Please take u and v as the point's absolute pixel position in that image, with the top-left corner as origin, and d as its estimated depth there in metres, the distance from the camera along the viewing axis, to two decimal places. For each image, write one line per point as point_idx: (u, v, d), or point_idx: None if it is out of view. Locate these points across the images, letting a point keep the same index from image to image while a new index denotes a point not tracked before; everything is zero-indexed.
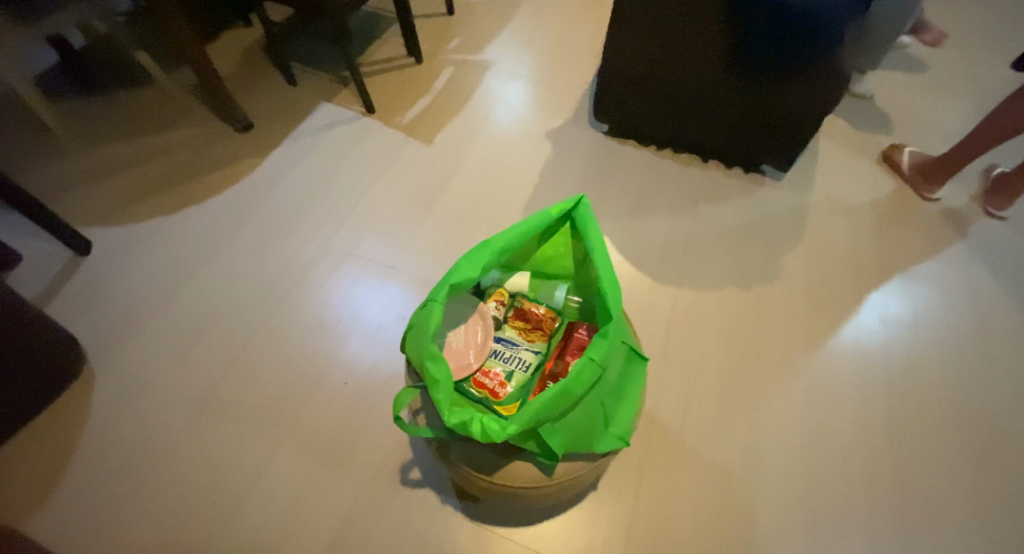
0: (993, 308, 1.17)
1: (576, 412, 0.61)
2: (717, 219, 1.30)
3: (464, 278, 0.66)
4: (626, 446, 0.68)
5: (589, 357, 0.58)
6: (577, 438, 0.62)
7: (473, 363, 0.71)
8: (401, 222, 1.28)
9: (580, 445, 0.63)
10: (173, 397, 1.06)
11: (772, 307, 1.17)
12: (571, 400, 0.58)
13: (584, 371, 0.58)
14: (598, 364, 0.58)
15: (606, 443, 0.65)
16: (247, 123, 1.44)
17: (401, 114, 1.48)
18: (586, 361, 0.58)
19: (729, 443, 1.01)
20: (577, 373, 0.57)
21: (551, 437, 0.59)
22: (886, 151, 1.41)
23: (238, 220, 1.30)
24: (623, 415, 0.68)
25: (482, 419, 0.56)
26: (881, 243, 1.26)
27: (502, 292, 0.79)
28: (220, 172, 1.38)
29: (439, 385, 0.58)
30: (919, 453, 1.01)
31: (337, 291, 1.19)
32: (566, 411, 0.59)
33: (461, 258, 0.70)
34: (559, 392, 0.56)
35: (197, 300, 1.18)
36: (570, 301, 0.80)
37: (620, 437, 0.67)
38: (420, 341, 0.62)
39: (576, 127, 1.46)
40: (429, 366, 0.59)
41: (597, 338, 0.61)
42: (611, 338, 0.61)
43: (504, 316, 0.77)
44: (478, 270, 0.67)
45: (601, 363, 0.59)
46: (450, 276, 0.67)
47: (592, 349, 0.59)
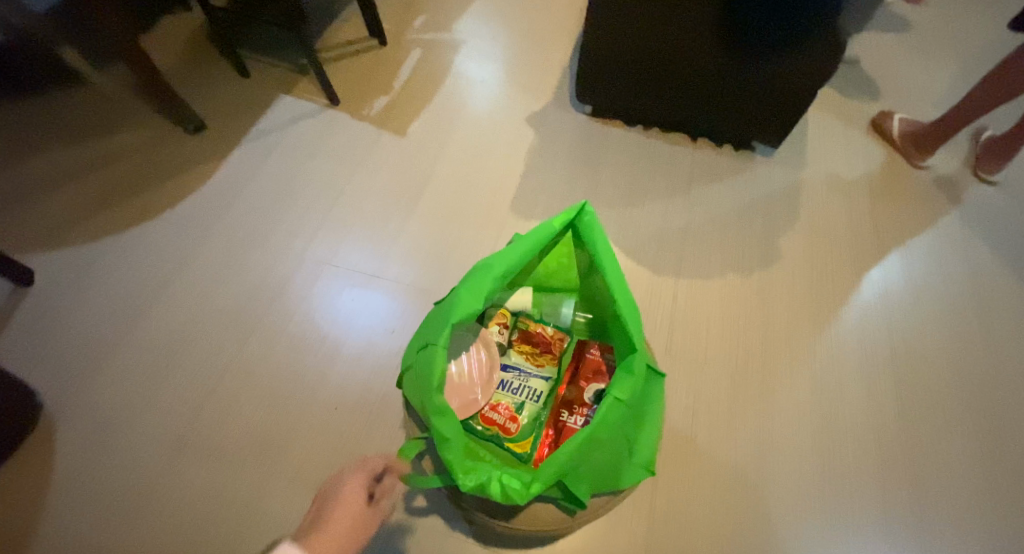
0: (989, 277, 1.16)
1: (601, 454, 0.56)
2: (711, 203, 1.25)
3: (466, 312, 0.60)
4: (652, 475, 0.64)
5: (614, 398, 0.54)
6: (603, 479, 0.58)
7: (480, 400, 0.66)
8: (381, 224, 1.19)
9: (606, 484, 0.59)
10: (148, 437, 0.97)
11: (773, 293, 1.14)
12: (596, 446, 0.54)
13: (610, 414, 0.53)
14: (625, 403, 0.54)
15: (633, 477, 0.61)
16: (199, 124, 1.31)
17: (369, 104, 1.36)
18: (612, 401, 0.54)
19: (740, 438, 0.99)
20: (603, 417, 0.53)
21: (577, 485, 0.55)
22: (876, 118, 1.37)
23: (200, 235, 1.18)
24: (648, 442, 0.64)
25: (501, 479, 0.52)
26: (877, 218, 1.24)
27: (504, 313, 0.73)
28: (173, 180, 1.25)
29: (449, 443, 0.53)
30: (927, 433, 1.00)
31: (320, 306, 1.10)
32: (592, 457, 0.55)
33: (460, 287, 0.63)
34: (585, 441, 0.52)
35: (163, 327, 1.08)
36: (578, 318, 0.76)
37: (647, 468, 0.62)
38: (422, 390, 0.56)
39: (559, 108, 1.38)
40: (435, 423, 0.54)
41: (620, 373, 0.57)
42: (637, 373, 0.56)
43: (509, 339, 0.72)
44: (480, 302, 0.61)
45: (626, 401, 0.55)
46: (450, 311, 0.61)
47: (616, 387, 0.55)
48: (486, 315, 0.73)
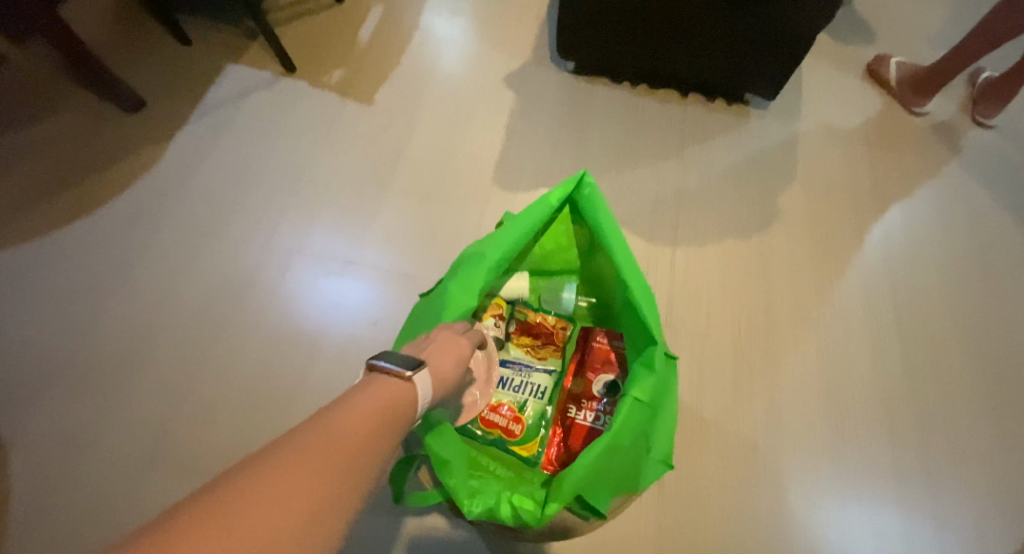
0: (991, 227, 1.13)
1: (618, 458, 0.52)
2: (706, 163, 1.18)
3: (458, 312, 0.59)
4: (670, 467, 0.58)
5: (633, 399, 0.52)
6: (620, 481, 0.53)
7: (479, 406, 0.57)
8: (354, 205, 1.09)
9: (628, 489, 0.54)
10: (117, 453, 0.90)
11: (773, 255, 1.09)
12: (617, 453, 0.51)
13: (630, 417, 0.52)
14: (645, 404, 0.53)
15: (650, 473, 0.55)
16: (137, 101, 1.16)
17: (329, 70, 1.24)
18: (632, 403, 0.52)
19: (746, 409, 0.96)
20: (623, 423, 0.51)
21: (597, 498, 0.51)
22: (872, 63, 1.30)
23: (150, 228, 1.07)
24: (664, 432, 0.58)
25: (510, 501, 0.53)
26: (876, 170, 1.19)
27: (500, 304, 0.70)
28: (115, 168, 1.12)
29: (450, 463, 0.54)
30: (933, 392, 0.98)
31: (293, 299, 1.01)
32: (611, 465, 0.51)
33: (449, 282, 0.62)
34: (606, 450, 0.50)
35: (119, 333, 0.98)
36: (581, 303, 0.76)
37: (663, 461, 0.56)
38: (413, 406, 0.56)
39: (539, 66, 1.27)
40: (432, 444, 0.53)
41: (639, 370, 0.55)
42: (657, 369, 0.55)
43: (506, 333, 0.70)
44: (473, 299, 0.60)
45: (646, 403, 0.53)
46: (439, 311, 0.59)
47: (634, 387, 0.53)
48: (481, 307, 0.70)
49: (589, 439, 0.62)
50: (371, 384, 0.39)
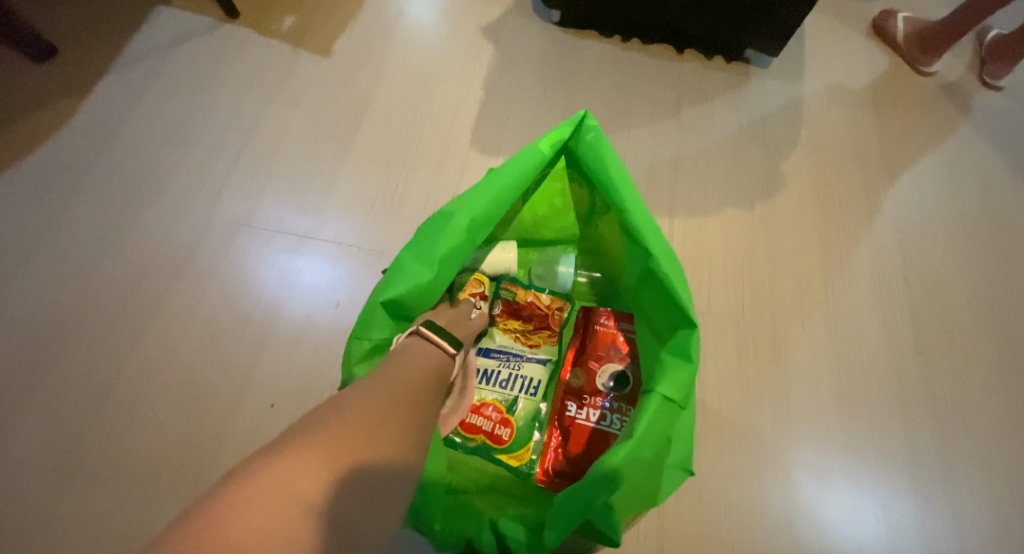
0: (1003, 194, 1.06)
1: (639, 470, 0.42)
2: (704, 125, 1.07)
3: (413, 285, 0.50)
4: (693, 475, 0.48)
5: (662, 397, 0.44)
6: (638, 496, 0.43)
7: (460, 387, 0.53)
8: (310, 171, 0.95)
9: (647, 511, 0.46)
10: (26, 461, 0.76)
11: (778, 225, 1.00)
12: (641, 462, 0.42)
13: (658, 419, 0.43)
14: (676, 403, 0.45)
15: (671, 482, 0.46)
16: (47, 48, 0.99)
17: (279, 17, 1.08)
18: (660, 401, 0.44)
19: (752, 393, 0.87)
20: (652, 425, 0.43)
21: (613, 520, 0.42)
22: (878, 19, 1.21)
23: (64, 198, 0.91)
24: (688, 432, 0.48)
25: (494, 530, 0.45)
26: (884, 134, 1.10)
27: (480, 279, 0.60)
28: (21, 127, 0.95)
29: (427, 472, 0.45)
30: (948, 371, 0.91)
31: (239, 278, 0.88)
32: (634, 478, 0.42)
33: (405, 252, 0.53)
34: (632, 457, 0.41)
35: (27, 318, 0.84)
36: (580, 280, 0.68)
37: (686, 467, 0.47)
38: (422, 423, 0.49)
39: (519, 17, 1.13)
40: None
41: (669, 361, 0.47)
42: (693, 363, 0.46)
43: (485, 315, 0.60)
44: (432, 270, 0.51)
45: (678, 400, 0.45)
46: (389, 282, 0.50)
47: (664, 383, 0.45)
48: (459, 284, 0.61)
49: (591, 440, 0.53)
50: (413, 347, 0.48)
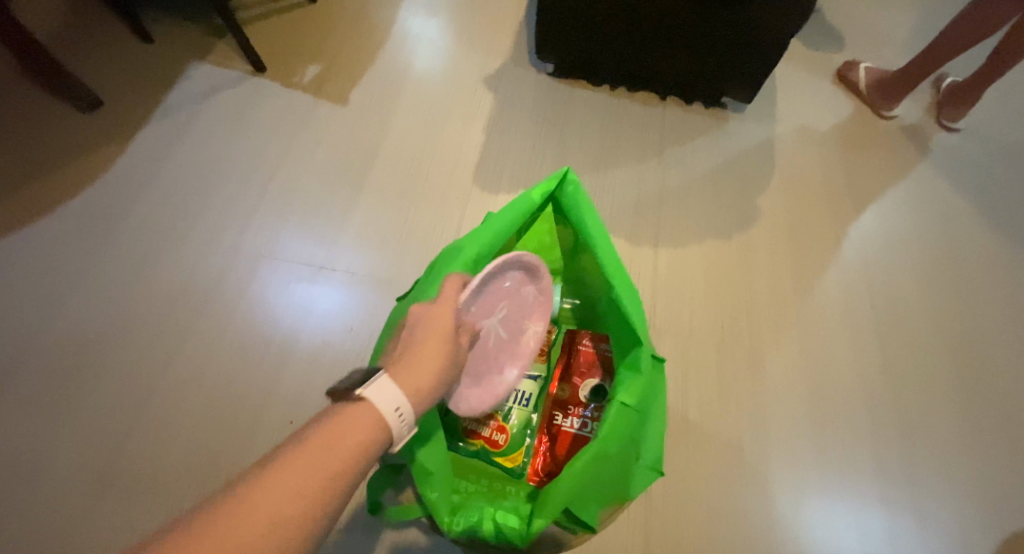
0: (961, 227, 1.15)
1: (605, 470, 0.51)
2: (686, 164, 1.18)
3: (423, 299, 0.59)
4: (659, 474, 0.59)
5: (621, 403, 0.53)
6: (609, 493, 0.53)
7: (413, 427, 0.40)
8: (326, 208, 1.05)
9: (615, 498, 0.55)
10: (68, 473, 0.84)
11: (754, 255, 1.09)
12: (604, 460, 0.50)
13: (618, 422, 0.52)
14: (633, 408, 0.53)
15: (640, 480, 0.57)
16: (94, 100, 1.11)
17: (301, 70, 1.20)
18: (620, 407, 0.52)
19: (732, 411, 0.95)
20: (612, 427, 0.51)
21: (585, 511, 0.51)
22: (842, 68, 1.33)
23: (106, 232, 1.01)
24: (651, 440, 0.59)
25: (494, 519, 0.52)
26: (850, 171, 1.21)
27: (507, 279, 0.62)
28: (66, 171, 1.06)
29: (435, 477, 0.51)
30: (913, 389, 0.99)
31: (262, 304, 0.97)
32: (601, 473, 0.51)
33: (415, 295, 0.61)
34: (597, 459, 0.50)
35: (69, 343, 0.93)
36: (564, 306, 0.76)
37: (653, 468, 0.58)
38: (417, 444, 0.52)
39: (517, 68, 1.25)
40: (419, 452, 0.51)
41: (626, 374, 0.55)
42: (644, 371, 0.55)
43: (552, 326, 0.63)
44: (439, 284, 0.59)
45: (635, 405, 0.53)
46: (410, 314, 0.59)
47: (622, 391, 0.54)
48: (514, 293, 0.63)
49: (575, 445, 0.61)
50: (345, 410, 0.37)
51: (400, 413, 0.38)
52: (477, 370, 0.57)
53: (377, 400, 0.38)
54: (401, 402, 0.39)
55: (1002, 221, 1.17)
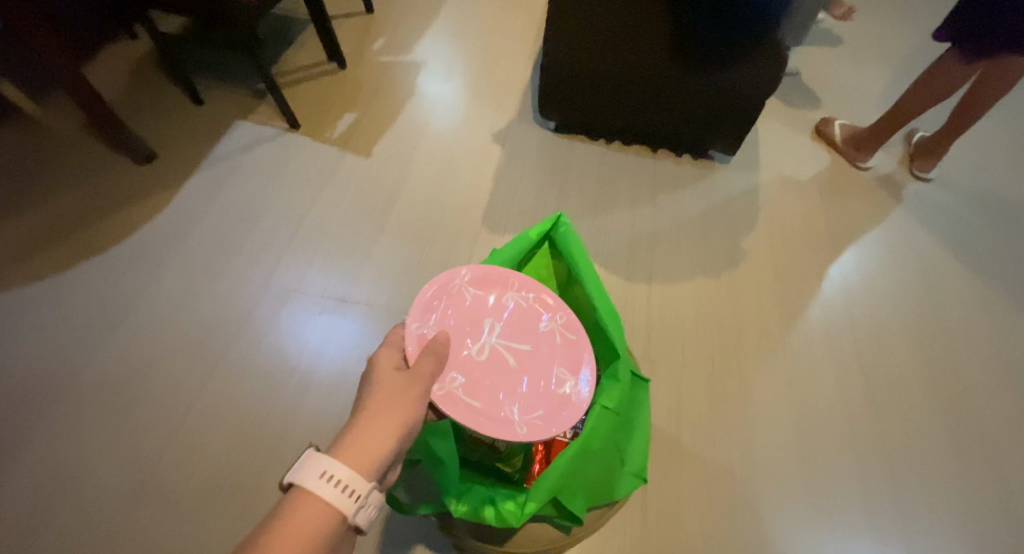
0: (936, 268, 1.24)
1: (589, 467, 0.66)
2: (677, 208, 1.29)
3: None
4: (644, 479, 0.74)
5: (602, 406, 0.66)
6: (592, 488, 0.68)
7: (363, 483, 0.44)
8: (349, 248, 1.16)
9: (597, 495, 0.69)
10: (105, 487, 0.91)
11: (741, 292, 1.17)
12: (586, 454, 0.63)
13: (600, 422, 0.64)
14: (612, 411, 0.65)
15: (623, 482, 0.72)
16: (149, 153, 1.26)
17: (332, 126, 1.35)
18: (600, 410, 0.65)
19: (724, 439, 1.00)
20: (595, 426, 0.64)
21: (570, 500, 0.65)
22: (819, 124, 1.46)
23: (152, 268, 1.13)
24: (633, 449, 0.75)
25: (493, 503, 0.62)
26: (830, 216, 1.31)
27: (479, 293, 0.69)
28: (121, 214, 1.19)
29: (446, 464, 0.60)
30: (896, 419, 1.04)
31: (288, 333, 1.06)
32: (586, 467, 0.65)
33: None
34: (578, 453, 0.62)
35: (115, 367, 1.02)
36: None
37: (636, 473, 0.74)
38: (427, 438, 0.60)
39: (523, 125, 1.40)
40: (434, 444, 0.60)
41: (607, 383, 0.68)
42: (621, 380, 0.67)
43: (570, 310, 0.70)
44: None
45: (614, 407, 0.66)
46: None
47: (603, 397, 0.66)
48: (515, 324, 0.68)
49: None
50: (294, 505, 0.43)
51: (332, 479, 0.43)
52: (538, 385, 0.63)
53: (311, 485, 0.43)
54: (327, 468, 0.43)
55: (974, 262, 1.25)
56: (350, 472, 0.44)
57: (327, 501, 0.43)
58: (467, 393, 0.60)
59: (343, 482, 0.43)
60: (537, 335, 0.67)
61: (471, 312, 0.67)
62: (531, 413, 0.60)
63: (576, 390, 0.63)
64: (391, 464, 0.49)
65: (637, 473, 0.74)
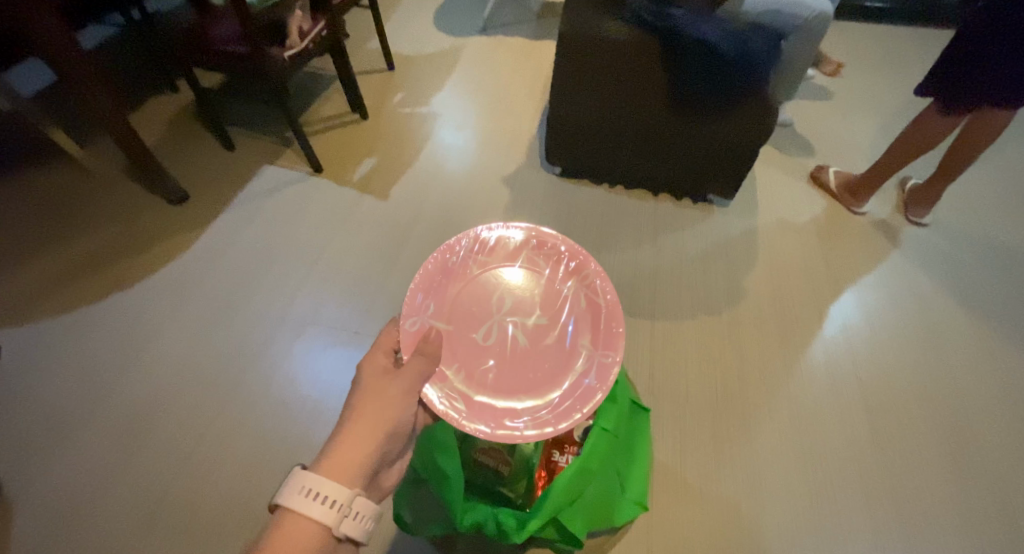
0: (935, 309, 1.26)
1: (590, 489, 0.72)
2: (678, 249, 1.34)
3: None
4: (643, 508, 0.80)
5: (601, 428, 0.72)
6: (591, 512, 0.73)
7: (344, 495, 0.49)
8: (364, 282, 1.22)
9: (596, 517, 0.73)
10: (119, 511, 0.94)
11: (743, 329, 1.20)
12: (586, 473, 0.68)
13: (599, 442, 0.71)
14: (609, 432, 0.72)
15: (622, 508, 0.78)
16: (182, 194, 1.35)
17: (352, 171, 1.44)
18: (599, 431, 0.72)
19: (729, 475, 1.01)
20: (595, 446, 0.71)
21: (570, 520, 0.69)
22: (814, 171, 1.53)
23: (177, 301, 1.19)
24: (632, 478, 0.82)
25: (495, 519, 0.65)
26: (827, 257, 1.35)
27: (484, 267, 0.75)
28: (151, 250, 1.27)
29: (451, 481, 0.66)
30: (904, 459, 1.04)
31: (302, 364, 1.10)
32: (585, 488, 0.70)
33: None
34: (578, 472, 0.68)
35: (136, 394, 1.06)
36: None
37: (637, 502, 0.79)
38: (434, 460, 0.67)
39: (530, 170, 1.48)
40: (442, 463, 0.66)
41: (606, 407, 0.75)
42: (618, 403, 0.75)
43: (582, 284, 0.73)
44: None
45: (611, 428, 0.73)
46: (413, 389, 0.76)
47: (602, 419, 0.73)
48: (524, 295, 0.72)
49: None
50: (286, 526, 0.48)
51: (316, 494, 0.48)
52: (545, 366, 0.67)
53: (298, 506, 0.48)
54: (310, 486, 0.48)
55: (973, 305, 1.27)
56: (331, 485, 0.49)
57: (312, 516, 0.48)
58: (470, 383, 0.66)
59: (327, 496, 0.49)
60: (544, 308, 0.71)
61: (476, 293, 0.73)
62: (539, 400, 0.65)
63: (586, 371, 0.66)
64: (374, 468, 0.55)
65: (637, 500, 0.81)
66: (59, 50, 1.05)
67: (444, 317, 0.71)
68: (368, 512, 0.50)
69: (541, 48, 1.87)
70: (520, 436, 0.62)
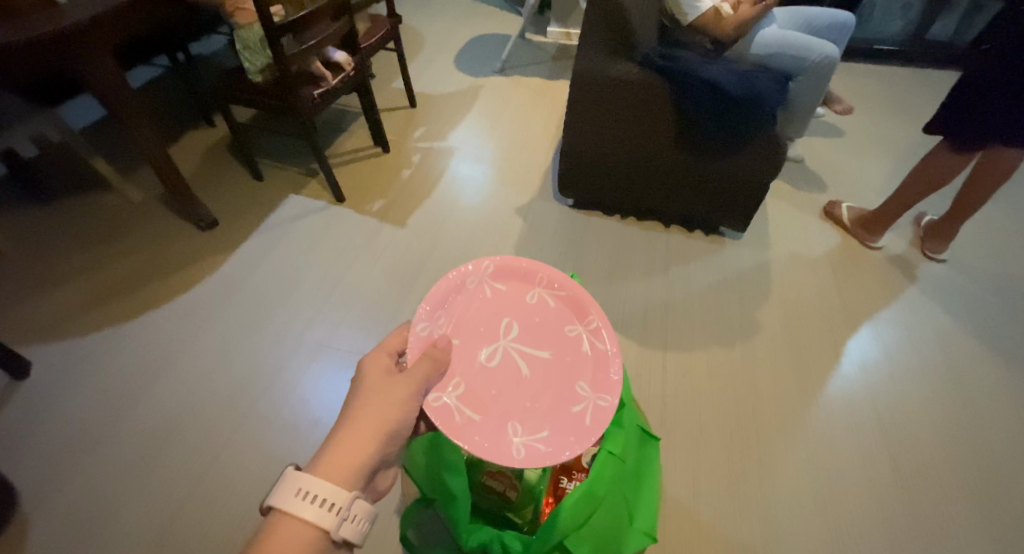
0: (957, 347, 1.24)
1: (596, 516, 0.71)
2: (689, 280, 1.35)
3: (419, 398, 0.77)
4: (654, 540, 0.78)
5: (608, 451, 0.72)
6: (601, 540, 0.71)
7: (340, 497, 0.49)
8: (380, 310, 1.25)
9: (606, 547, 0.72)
10: (128, 532, 0.94)
11: (756, 361, 1.19)
12: (593, 499, 0.68)
13: (606, 466, 0.70)
14: (617, 455, 0.71)
15: (634, 539, 0.76)
16: (210, 220, 1.41)
17: (371, 201, 1.50)
18: (606, 454, 0.71)
19: (744, 513, 0.98)
20: (603, 469, 0.69)
21: (576, 545, 0.68)
22: (827, 206, 1.53)
23: (201, 322, 1.23)
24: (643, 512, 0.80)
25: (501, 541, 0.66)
26: (842, 291, 1.34)
27: (494, 291, 0.75)
28: (177, 274, 1.32)
29: (458, 499, 0.67)
30: (930, 502, 1.00)
31: (315, 389, 1.12)
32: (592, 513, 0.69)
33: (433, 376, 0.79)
34: (584, 494, 0.67)
35: (153, 415, 1.09)
36: None
37: (647, 533, 0.78)
38: (439, 475, 0.69)
39: (544, 202, 1.52)
40: (449, 479, 0.67)
41: (614, 430, 0.75)
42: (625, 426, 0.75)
43: (587, 329, 0.73)
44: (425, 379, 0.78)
45: (619, 453, 0.72)
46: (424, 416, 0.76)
47: (609, 442, 0.73)
48: (534, 328, 0.72)
49: None
50: (279, 528, 0.48)
51: (310, 496, 0.48)
52: (545, 399, 0.66)
53: (293, 509, 0.48)
54: (307, 488, 0.49)
55: (996, 344, 1.25)
56: (327, 487, 0.49)
57: (306, 518, 0.48)
58: (468, 399, 0.65)
59: (324, 499, 0.49)
60: (552, 342, 0.71)
61: (486, 314, 0.73)
62: (537, 435, 0.63)
63: (585, 413, 0.65)
64: (372, 468, 0.55)
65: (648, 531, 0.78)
66: (109, 88, 1.14)
67: (452, 331, 0.70)
68: (365, 514, 0.51)
69: (557, 88, 1.95)
70: (513, 462, 0.61)
